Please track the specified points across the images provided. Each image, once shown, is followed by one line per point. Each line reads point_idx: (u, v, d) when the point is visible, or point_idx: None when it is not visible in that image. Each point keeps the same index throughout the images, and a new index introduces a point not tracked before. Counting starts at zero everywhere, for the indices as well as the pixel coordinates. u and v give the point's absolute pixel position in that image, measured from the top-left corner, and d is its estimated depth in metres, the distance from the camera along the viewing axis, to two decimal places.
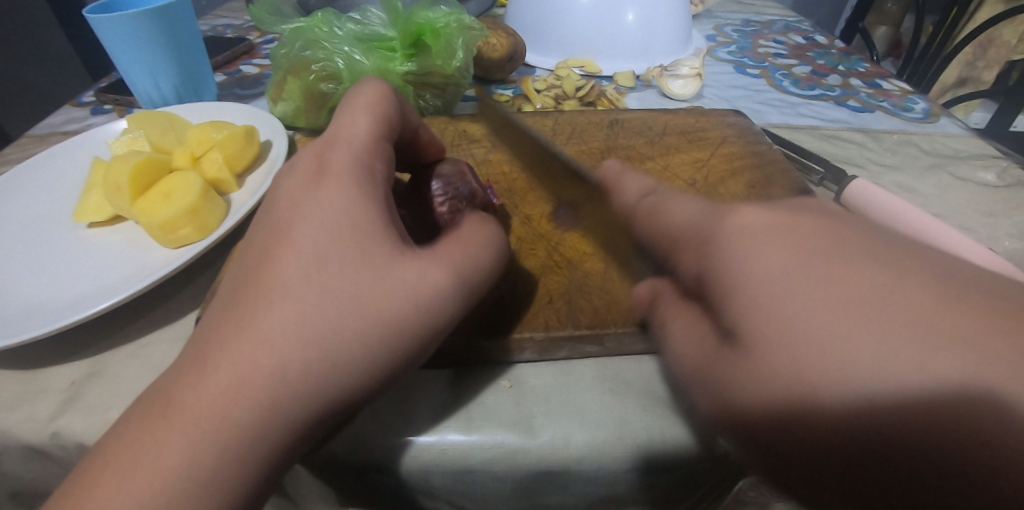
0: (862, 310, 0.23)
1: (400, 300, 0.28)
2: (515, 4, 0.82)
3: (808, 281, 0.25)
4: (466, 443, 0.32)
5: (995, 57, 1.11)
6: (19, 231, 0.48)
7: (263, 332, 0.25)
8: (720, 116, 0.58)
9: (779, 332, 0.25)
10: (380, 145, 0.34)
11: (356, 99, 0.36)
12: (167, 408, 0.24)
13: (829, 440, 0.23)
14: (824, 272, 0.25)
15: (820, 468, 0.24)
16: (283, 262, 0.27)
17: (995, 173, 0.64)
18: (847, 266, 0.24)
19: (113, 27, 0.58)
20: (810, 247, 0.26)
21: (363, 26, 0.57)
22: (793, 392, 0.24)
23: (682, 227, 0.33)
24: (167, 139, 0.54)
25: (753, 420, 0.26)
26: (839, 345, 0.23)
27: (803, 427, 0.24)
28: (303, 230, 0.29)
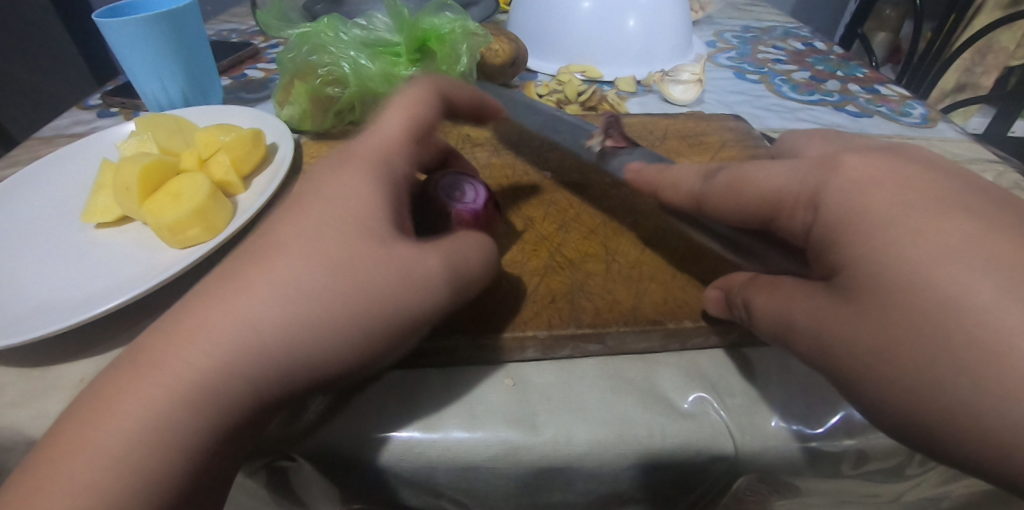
0: (965, 251, 0.24)
1: (393, 278, 0.29)
2: (517, 10, 0.83)
3: (898, 229, 0.26)
4: (469, 440, 0.33)
5: (993, 63, 1.12)
6: (30, 232, 0.49)
7: (242, 310, 0.27)
8: (720, 120, 0.59)
9: (883, 267, 0.26)
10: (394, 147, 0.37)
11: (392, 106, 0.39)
12: (178, 400, 0.25)
13: (910, 372, 0.25)
14: (925, 215, 0.26)
15: (895, 399, 0.26)
16: (290, 248, 0.29)
17: (992, 177, 0.64)
18: (946, 214, 0.26)
19: (122, 30, 0.59)
20: (919, 193, 0.27)
21: (368, 31, 0.58)
22: (888, 323, 0.26)
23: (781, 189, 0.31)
24: (175, 141, 0.55)
25: (848, 353, 0.28)
26: (934, 274, 0.25)
27: (886, 376, 0.26)
28: (313, 216, 0.30)
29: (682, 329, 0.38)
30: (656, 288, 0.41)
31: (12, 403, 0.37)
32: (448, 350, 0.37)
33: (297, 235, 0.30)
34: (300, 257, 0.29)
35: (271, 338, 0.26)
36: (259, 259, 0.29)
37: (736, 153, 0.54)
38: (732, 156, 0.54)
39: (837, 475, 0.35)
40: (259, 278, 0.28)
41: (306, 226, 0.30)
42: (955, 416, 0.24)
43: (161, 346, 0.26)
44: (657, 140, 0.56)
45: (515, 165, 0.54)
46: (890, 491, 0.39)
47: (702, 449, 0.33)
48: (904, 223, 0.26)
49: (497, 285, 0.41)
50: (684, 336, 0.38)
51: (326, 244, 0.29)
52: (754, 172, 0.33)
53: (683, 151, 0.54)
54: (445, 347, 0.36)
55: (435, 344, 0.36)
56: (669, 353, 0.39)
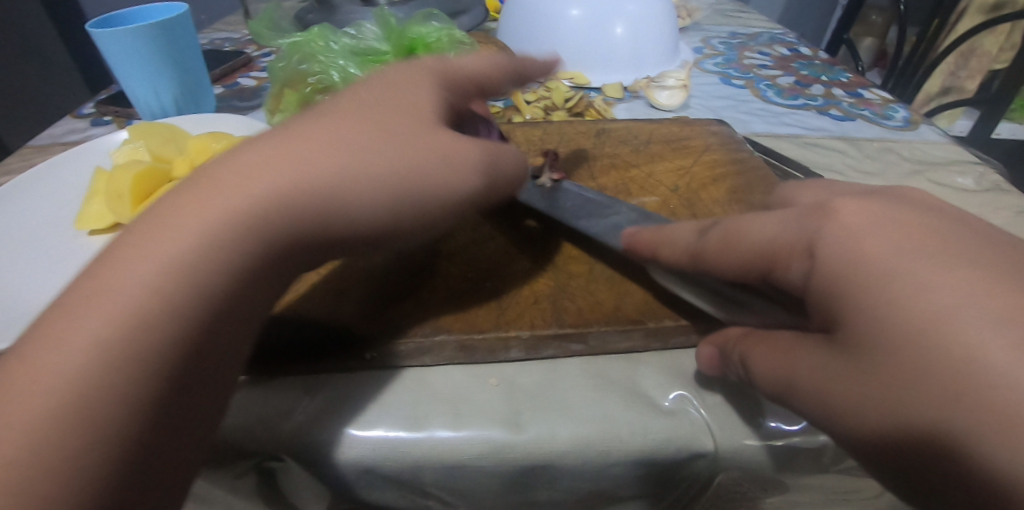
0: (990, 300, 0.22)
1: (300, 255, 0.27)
2: (506, 18, 0.84)
3: (908, 274, 0.23)
4: (454, 439, 0.33)
5: (976, 66, 1.14)
6: (23, 239, 0.50)
7: (274, 175, 0.27)
8: (704, 125, 0.60)
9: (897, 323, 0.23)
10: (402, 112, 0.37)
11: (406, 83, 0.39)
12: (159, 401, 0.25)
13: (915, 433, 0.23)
14: (941, 261, 0.23)
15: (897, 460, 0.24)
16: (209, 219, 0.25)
17: (971, 178, 0.66)
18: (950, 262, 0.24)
19: (116, 40, 0.60)
20: (930, 240, 0.24)
21: (357, 41, 0.59)
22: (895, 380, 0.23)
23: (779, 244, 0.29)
24: (168, 149, 0.56)
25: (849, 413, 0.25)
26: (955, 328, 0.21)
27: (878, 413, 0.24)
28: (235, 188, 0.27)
29: (663, 329, 0.39)
30: (638, 289, 0.42)
31: None
32: (431, 351, 0.37)
33: (342, 131, 0.31)
34: (340, 152, 0.30)
35: (281, 203, 0.26)
36: (299, 139, 0.29)
37: (719, 156, 0.55)
38: (715, 160, 0.55)
39: (817, 471, 0.36)
40: (294, 156, 0.28)
41: (347, 134, 0.31)
42: (967, 449, 0.21)
43: (185, 192, 0.26)
44: (641, 144, 0.57)
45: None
46: (871, 486, 0.40)
47: (681, 446, 0.34)
48: (910, 275, 0.23)
49: (481, 287, 0.41)
50: (666, 335, 0.39)
51: (370, 148, 0.31)
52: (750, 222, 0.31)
53: (667, 155, 0.55)
54: (429, 348, 0.37)
55: (420, 344, 0.37)
56: (650, 352, 0.39)
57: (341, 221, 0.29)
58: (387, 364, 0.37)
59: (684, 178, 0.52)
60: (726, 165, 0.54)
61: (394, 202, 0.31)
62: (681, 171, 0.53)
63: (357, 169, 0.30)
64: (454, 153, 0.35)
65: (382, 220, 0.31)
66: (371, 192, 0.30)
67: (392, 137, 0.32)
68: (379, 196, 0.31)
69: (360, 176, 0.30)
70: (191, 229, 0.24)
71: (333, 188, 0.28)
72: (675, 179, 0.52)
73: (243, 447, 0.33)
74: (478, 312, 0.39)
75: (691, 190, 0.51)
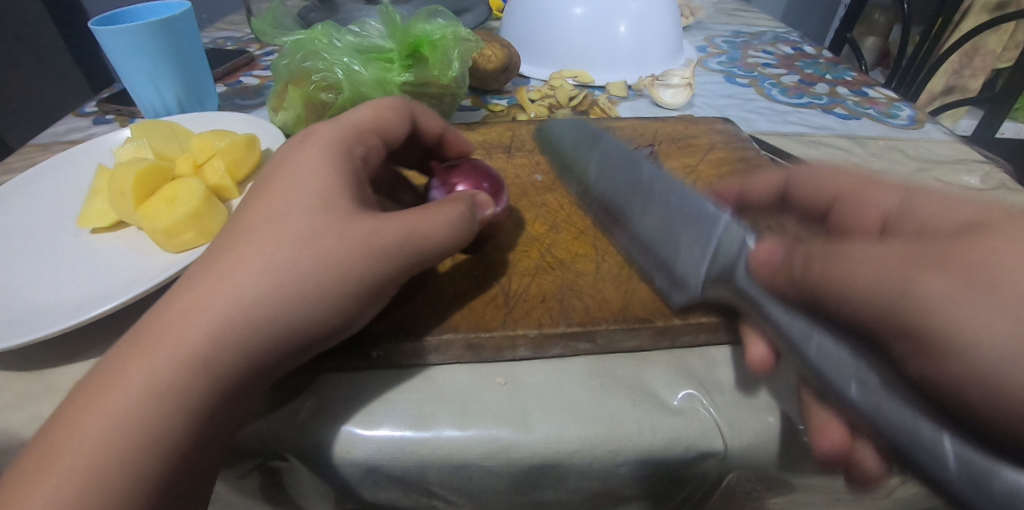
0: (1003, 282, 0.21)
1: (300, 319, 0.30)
2: (509, 17, 0.84)
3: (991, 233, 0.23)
4: (461, 438, 0.33)
5: (981, 65, 1.13)
6: (25, 237, 0.49)
7: (193, 310, 0.28)
8: (709, 123, 0.60)
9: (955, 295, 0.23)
10: (350, 148, 0.36)
11: (351, 117, 0.38)
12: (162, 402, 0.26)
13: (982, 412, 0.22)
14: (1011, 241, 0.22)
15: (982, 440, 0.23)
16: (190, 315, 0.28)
17: (978, 177, 0.65)
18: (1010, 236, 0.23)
19: (118, 38, 0.60)
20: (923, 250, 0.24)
21: (362, 38, 0.59)
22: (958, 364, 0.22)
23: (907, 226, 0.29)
24: (170, 147, 0.55)
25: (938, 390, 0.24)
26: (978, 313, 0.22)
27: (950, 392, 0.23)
28: (232, 274, 0.29)
29: (671, 327, 0.38)
30: (645, 287, 0.42)
31: (8, 406, 0.37)
32: (437, 349, 0.37)
33: (246, 236, 0.30)
34: (254, 258, 0.29)
35: (246, 289, 0.29)
36: (209, 269, 0.29)
37: (725, 154, 0.55)
38: (721, 158, 0.54)
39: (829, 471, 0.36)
40: (206, 285, 0.29)
41: (274, 207, 0.32)
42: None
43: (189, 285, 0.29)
44: (646, 143, 0.57)
45: (507, 168, 0.55)
46: None
47: (690, 445, 0.33)
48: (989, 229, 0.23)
49: (486, 285, 0.41)
50: (674, 334, 0.39)
51: (275, 240, 0.30)
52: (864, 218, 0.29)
53: (672, 153, 0.55)
54: (434, 347, 0.37)
55: (426, 343, 0.37)
56: (658, 351, 0.39)
57: (283, 316, 0.29)
58: (393, 363, 0.37)
59: (690, 176, 0.52)
60: (732, 163, 0.53)
61: (332, 277, 0.30)
62: (687, 169, 0.53)
63: (273, 266, 0.29)
64: (392, 221, 0.33)
65: (330, 298, 0.31)
66: (301, 282, 0.30)
67: (304, 219, 0.31)
68: (319, 280, 0.30)
69: (274, 275, 0.29)
70: (126, 394, 0.25)
71: (257, 298, 0.28)
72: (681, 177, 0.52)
73: (249, 448, 0.33)
74: (484, 311, 0.39)
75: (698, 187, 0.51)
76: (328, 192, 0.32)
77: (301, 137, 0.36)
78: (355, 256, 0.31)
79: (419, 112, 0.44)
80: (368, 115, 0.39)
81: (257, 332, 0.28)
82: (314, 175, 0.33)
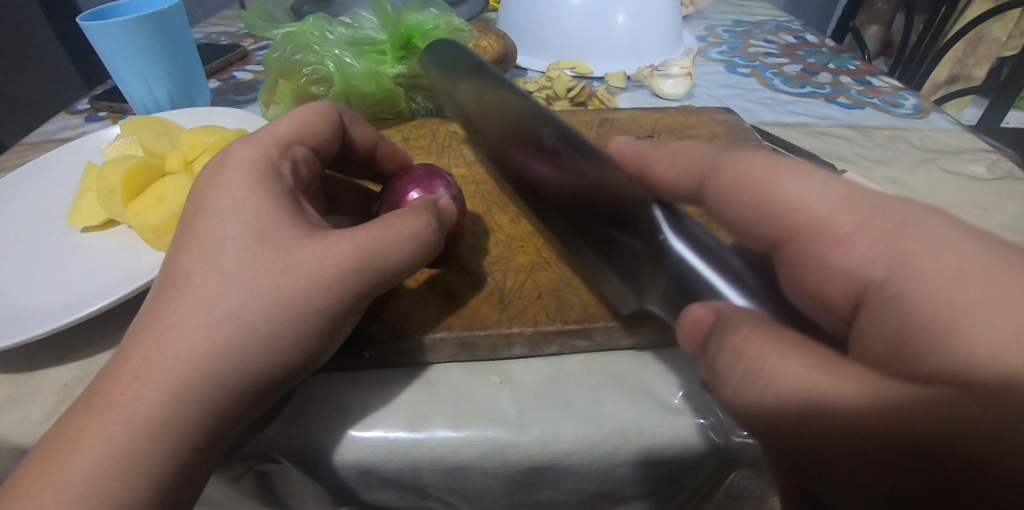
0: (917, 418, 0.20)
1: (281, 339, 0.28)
2: (506, 8, 0.82)
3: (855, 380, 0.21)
4: (455, 440, 0.32)
5: (985, 54, 1.12)
6: (13, 236, 0.49)
7: (146, 369, 0.26)
8: (709, 114, 0.58)
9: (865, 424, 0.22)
10: (273, 165, 0.33)
11: (265, 132, 0.35)
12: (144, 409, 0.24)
13: None
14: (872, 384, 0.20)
15: None
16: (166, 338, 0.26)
17: (985, 166, 0.64)
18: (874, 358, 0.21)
19: (106, 33, 0.59)
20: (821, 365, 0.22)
21: (353, 30, 0.57)
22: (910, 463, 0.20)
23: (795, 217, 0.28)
24: (160, 143, 0.54)
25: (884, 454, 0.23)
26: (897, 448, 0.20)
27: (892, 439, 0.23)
28: (190, 305, 0.27)
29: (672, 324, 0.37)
30: None
31: None
32: (431, 348, 0.36)
33: (193, 284, 0.28)
34: (198, 308, 0.27)
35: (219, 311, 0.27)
36: (149, 325, 0.27)
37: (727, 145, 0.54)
38: None
39: None
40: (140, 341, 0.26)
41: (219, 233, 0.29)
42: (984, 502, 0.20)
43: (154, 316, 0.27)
44: (646, 134, 0.55)
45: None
46: None
47: (691, 445, 0.32)
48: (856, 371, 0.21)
49: (481, 283, 0.40)
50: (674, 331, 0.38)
51: (220, 284, 0.27)
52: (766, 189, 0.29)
53: None
54: (428, 346, 0.36)
55: (421, 342, 0.36)
56: (657, 348, 0.38)
57: (240, 362, 0.27)
58: (388, 361, 0.36)
59: None
60: None
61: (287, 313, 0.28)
62: None
63: (221, 309, 0.27)
64: (342, 240, 0.30)
65: (289, 335, 0.28)
66: (254, 324, 0.27)
67: (244, 257, 0.28)
68: (273, 321, 0.27)
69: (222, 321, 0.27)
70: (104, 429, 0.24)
71: (217, 341, 0.26)
72: None
73: (240, 449, 0.31)
74: (479, 309, 0.38)
75: None
76: (265, 218, 0.29)
77: (218, 158, 0.33)
78: (307, 287, 0.28)
79: (348, 117, 0.42)
80: (290, 125, 0.36)
81: (225, 372, 0.26)
82: (244, 209, 0.30)
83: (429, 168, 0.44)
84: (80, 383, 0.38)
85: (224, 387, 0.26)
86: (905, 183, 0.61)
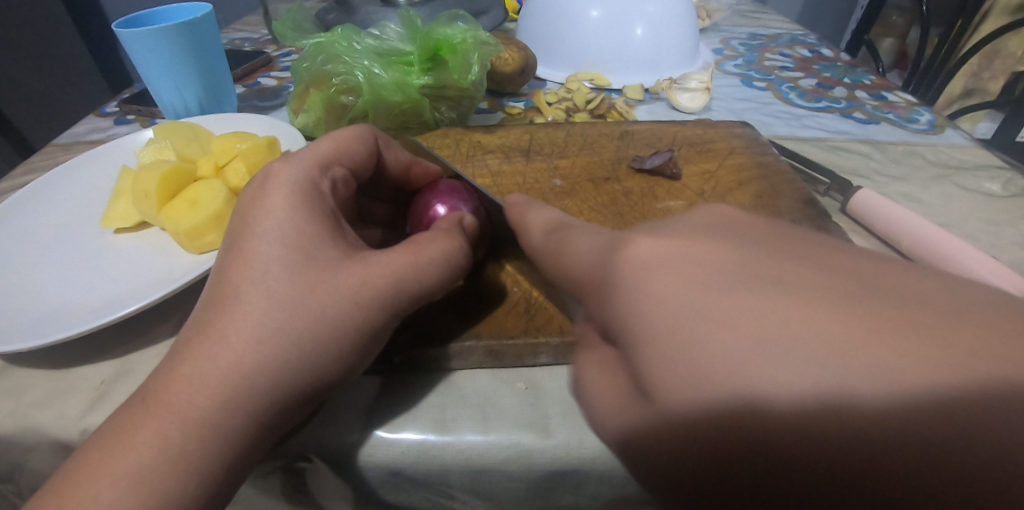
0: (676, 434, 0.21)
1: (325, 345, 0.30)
2: (525, 19, 0.84)
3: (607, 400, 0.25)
4: (483, 443, 0.33)
5: (1001, 68, 1.12)
6: (50, 236, 0.50)
7: (199, 370, 0.27)
8: (727, 127, 0.59)
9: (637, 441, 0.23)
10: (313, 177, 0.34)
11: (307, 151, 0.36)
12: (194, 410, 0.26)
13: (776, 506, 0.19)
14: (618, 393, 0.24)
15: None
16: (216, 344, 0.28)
17: (999, 184, 0.65)
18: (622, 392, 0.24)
19: (141, 40, 0.61)
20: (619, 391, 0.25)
21: (381, 41, 0.59)
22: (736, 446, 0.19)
23: (594, 267, 0.29)
24: (192, 148, 0.56)
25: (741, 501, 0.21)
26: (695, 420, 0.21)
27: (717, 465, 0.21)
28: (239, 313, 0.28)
29: None
30: None
31: (36, 403, 0.38)
32: (458, 355, 0.37)
33: (250, 291, 0.29)
34: (249, 311, 0.28)
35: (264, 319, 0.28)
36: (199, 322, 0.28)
37: (744, 160, 0.55)
38: (741, 163, 0.54)
39: None
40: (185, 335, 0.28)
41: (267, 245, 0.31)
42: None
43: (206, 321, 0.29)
44: (665, 147, 0.57)
45: (524, 173, 0.53)
46: None
47: None
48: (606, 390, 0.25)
49: (507, 292, 0.41)
50: None
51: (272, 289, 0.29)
52: (579, 243, 0.31)
53: (691, 158, 0.55)
54: (456, 352, 0.37)
55: (449, 348, 0.37)
56: None
57: (287, 365, 0.28)
58: (418, 366, 0.37)
59: (709, 182, 0.52)
60: (751, 169, 0.53)
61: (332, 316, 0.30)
62: (705, 174, 0.53)
63: (268, 315, 0.28)
64: (380, 260, 0.32)
65: (334, 343, 0.29)
66: (298, 332, 0.29)
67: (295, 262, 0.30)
68: (317, 331, 0.29)
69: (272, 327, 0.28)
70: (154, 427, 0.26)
71: (264, 346, 0.28)
72: (700, 183, 0.52)
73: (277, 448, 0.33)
74: (506, 317, 0.39)
75: (716, 193, 0.51)
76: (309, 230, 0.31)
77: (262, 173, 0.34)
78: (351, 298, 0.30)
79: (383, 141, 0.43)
80: (330, 147, 0.37)
81: (273, 372, 0.28)
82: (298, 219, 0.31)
83: (453, 185, 0.45)
84: (117, 379, 0.40)
85: (267, 385, 0.28)
86: (919, 199, 0.62)
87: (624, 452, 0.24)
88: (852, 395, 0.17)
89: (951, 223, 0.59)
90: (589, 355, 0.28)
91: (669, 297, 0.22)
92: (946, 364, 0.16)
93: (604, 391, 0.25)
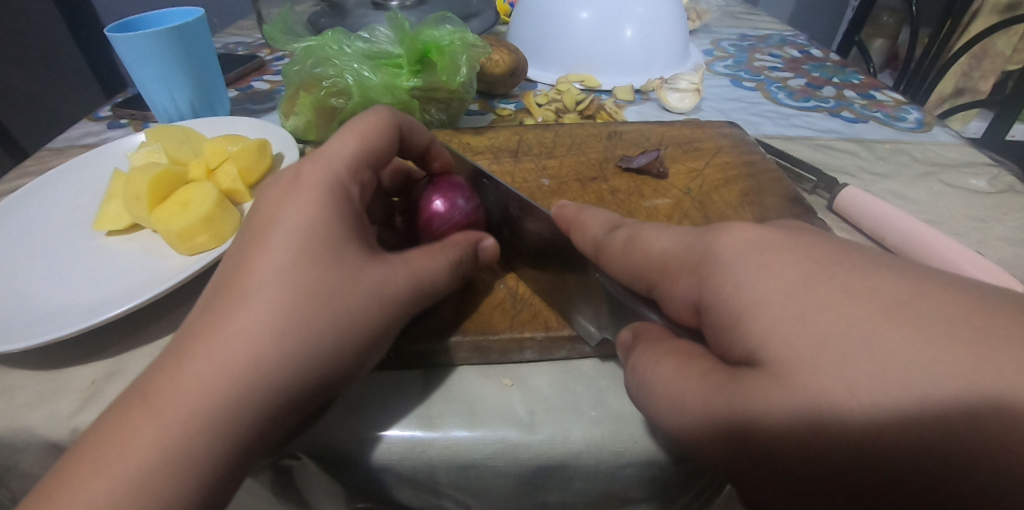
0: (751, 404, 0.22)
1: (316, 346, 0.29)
2: (515, 22, 0.85)
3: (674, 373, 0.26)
4: (469, 439, 0.34)
5: (990, 67, 1.13)
6: (42, 238, 0.51)
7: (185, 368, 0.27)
8: (715, 127, 0.60)
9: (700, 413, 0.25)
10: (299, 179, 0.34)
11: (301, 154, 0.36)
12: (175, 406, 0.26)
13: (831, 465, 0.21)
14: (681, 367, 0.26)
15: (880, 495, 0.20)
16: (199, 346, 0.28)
17: (986, 180, 0.65)
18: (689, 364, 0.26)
19: (132, 45, 0.61)
20: (691, 365, 0.26)
21: (371, 44, 0.60)
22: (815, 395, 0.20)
23: (660, 261, 0.29)
24: (183, 151, 0.56)
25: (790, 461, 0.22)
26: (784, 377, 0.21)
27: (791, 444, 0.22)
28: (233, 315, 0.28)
29: None
30: None
31: (27, 404, 0.38)
32: (445, 352, 0.38)
33: (237, 290, 0.29)
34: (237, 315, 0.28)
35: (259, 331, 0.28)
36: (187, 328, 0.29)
37: (731, 158, 0.55)
38: (727, 162, 0.55)
39: None
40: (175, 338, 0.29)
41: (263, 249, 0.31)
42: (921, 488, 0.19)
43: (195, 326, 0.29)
44: (653, 147, 0.57)
45: (512, 172, 0.54)
46: None
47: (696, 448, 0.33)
48: (668, 366, 0.27)
49: (494, 289, 0.42)
50: None
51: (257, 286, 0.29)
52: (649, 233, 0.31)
53: (678, 157, 0.56)
54: (443, 349, 0.37)
55: (435, 345, 0.37)
56: None
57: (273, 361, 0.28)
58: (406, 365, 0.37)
59: (696, 181, 0.53)
60: (738, 167, 0.54)
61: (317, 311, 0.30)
62: (692, 173, 0.54)
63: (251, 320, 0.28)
64: (366, 259, 0.32)
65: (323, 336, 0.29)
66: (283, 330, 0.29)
67: (280, 258, 0.30)
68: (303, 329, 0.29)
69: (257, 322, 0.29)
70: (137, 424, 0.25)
71: (248, 345, 0.28)
72: (687, 181, 0.52)
73: None
74: (491, 314, 0.39)
75: (703, 192, 0.51)
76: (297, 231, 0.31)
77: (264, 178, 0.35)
78: (336, 298, 0.30)
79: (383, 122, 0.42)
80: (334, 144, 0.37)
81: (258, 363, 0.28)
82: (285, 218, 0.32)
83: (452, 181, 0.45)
84: (108, 380, 0.40)
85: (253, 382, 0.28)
86: (906, 196, 0.62)
87: (687, 444, 0.26)
88: (904, 412, 0.19)
89: (938, 220, 0.59)
90: (649, 343, 0.29)
91: (749, 292, 0.23)
92: (989, 389, 0.18)
93: (667, 366, 0.27)
